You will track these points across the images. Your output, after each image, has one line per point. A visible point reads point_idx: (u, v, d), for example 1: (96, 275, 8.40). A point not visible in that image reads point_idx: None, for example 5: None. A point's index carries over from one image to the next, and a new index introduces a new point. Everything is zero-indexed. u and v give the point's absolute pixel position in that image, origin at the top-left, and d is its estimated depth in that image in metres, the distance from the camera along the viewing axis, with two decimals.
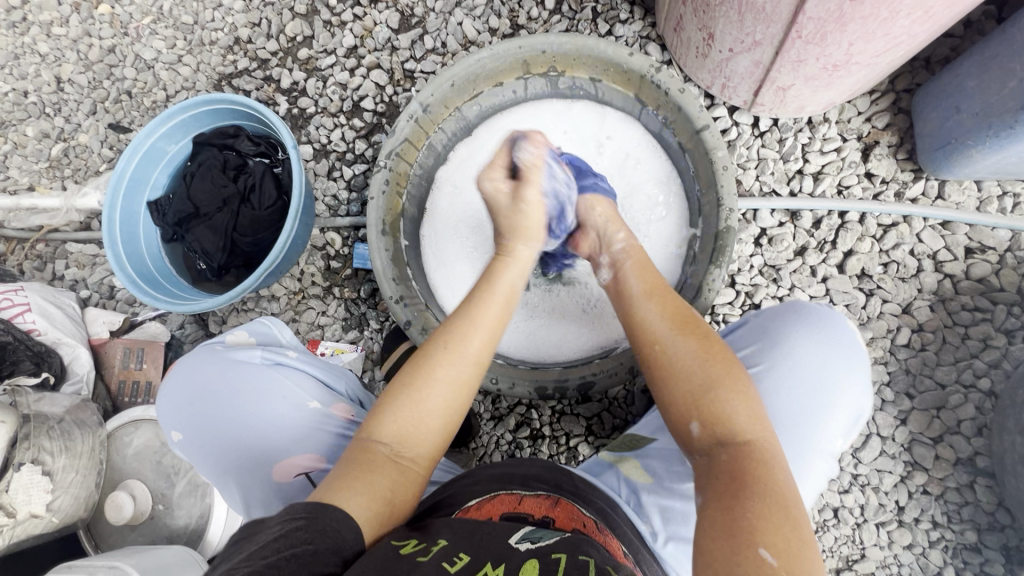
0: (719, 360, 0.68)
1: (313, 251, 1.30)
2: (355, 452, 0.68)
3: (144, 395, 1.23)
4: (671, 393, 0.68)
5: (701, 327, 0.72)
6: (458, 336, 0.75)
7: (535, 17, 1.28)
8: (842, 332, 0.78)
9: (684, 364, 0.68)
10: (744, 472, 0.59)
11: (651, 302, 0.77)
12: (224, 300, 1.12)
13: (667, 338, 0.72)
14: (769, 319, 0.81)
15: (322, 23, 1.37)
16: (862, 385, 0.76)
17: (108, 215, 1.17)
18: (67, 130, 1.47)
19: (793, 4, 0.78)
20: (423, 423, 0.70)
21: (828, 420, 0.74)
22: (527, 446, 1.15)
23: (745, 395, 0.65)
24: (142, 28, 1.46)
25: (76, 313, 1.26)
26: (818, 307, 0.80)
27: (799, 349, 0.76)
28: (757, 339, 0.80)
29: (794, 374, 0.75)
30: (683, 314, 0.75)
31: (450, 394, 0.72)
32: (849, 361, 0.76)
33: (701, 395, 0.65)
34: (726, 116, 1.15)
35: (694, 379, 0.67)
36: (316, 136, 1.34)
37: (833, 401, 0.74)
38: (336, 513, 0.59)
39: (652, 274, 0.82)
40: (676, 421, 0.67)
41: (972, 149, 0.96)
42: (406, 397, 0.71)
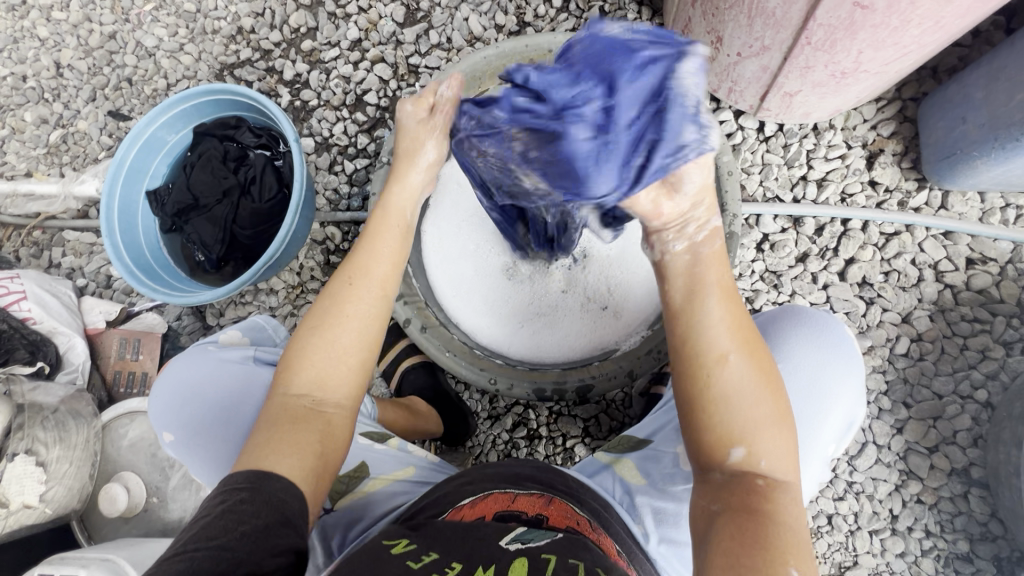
0: (762, 376, 0.64)
1: (312, 245, 1.29)
2: (275, 407, 0.66)
3: (140, 386, 1.22)
4: (717, 415, 0.63)
5: (762, 348, 0.66)
6: (361, 269, 0.73)
7: (541, 14, 1.27)
8: (837, 335, 0.77)
9: (737, 386, 0.63)
10: (766, 500, 0.59)
11: (717, 306, 0.67)
12: (223, 292, 1.11)
13: (733, 356, 0.64)
14: (768, 323, 0.79)
15: (326, 15, 1.36)
16: (857, 390, 0.76)
17: (105, 204, 1.16)
18: (66, 116, 1.45)
19: (804, 10, 0.77)
20: (343, 357, 0.68)
21: (820, 426, 0.74)
22: (523, 446, 1.15)
23: (779, 423, 0.64)
24: (143, 14, 1.45)
25: (72, 302, 1.25)
26: (815, 310, 0.79)
27: (795, 356, 0.75)
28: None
29: (790, 381, 0.74)
30: (746, 329, 0.67)
31: (361, 324, 0.70)
32: (845, 367, 0.75)
33: (748, 425, 0.62)
34: (731, 120, 1.15)
35: (751, 410, 0.62)
36: (318, 130, 1.33)
37: (825, 406, 0.74)
38: (275, 480, 0.60)
39: (724, 274, 0.69)
40: (706, 440, 0.63)
41: (977, 160, 0.96)
42: (318, 334, 0.68)
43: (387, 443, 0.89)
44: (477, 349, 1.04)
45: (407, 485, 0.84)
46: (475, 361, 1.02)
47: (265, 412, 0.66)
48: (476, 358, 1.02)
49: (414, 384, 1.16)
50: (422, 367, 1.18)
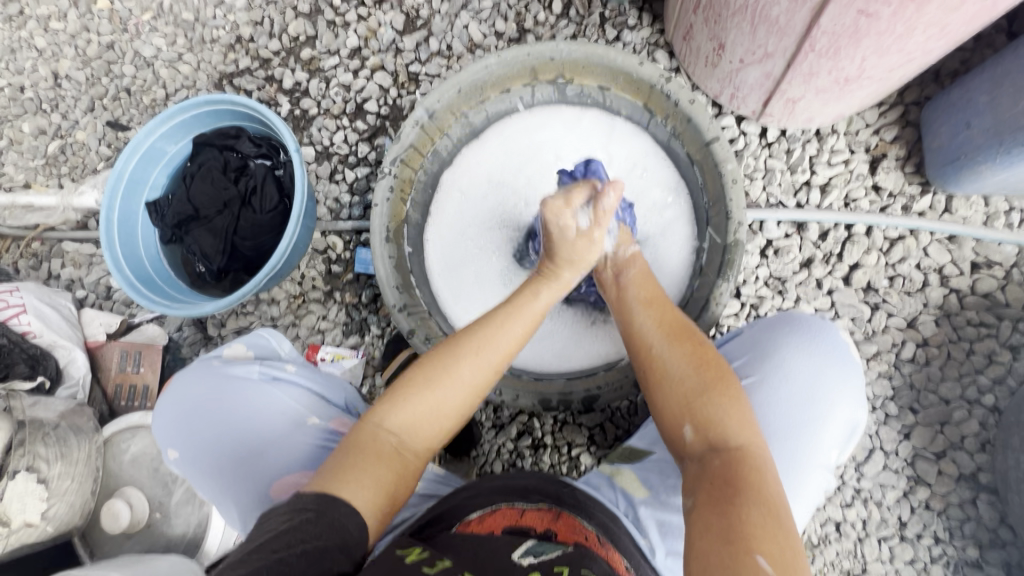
0: (710, 369, 0.69)
1: (313, 255, 1.28)
2: (363, 436, 0.69)
3: (141, 399, 1.21)
4: (665, 400, 0.70)
5: (696, 337, 0.74)
6: (494, 334, 0.76)
7: (542, 21, 1.27)
8: (830, 341, 0.77)
9: (677, 371, 0.70)
10: (733, 474, 0.59)
11: (649, 313, 0.79)
12: (224, 305, 1.10)
13: (662, 347, 0.73)
14: (760, 331, 0.81)
15: (325, 23, 1.35)
16: (856, 397, 0.75)
17: (106, 216, 1.15)
18: (65, 127, 1.44)
19: (808, 17, 0.77)
20: (436, 417, 0.71)
21: (821, 434, 0.73)
22: (528, 455, 1.14)
23: (736, 399, 0.66)
24: (142, 24, 1.44)
25: (72, 315, 1.24)
26: (808, 318, 0.80)
27: (789, 361, 0.76)
28: (748, 350, 0.80)
29: (784, 386, 0.75)
30: (679, 324, 0.76)
31: (461, 393, 0.73)
32: (842, 372, 0.75)
33: (695, 402, 0.67)
34: (734, 125, 1.15)
35: (688, 386, 0.68)
36: (319, 138, 1.32)
37: (825, 413, 0.73)
38: (342, 505, 0.60)
39: (653, 284, 0.84)
40: (669, 429, 0.68)
41: (981, 165, 0.95)
42: (430, 389, 0.72)
43: None
44: None
45: (413, 500, 0.83)
46: None
47: (353, 437, 0.69)
48: None
49: None
50: None
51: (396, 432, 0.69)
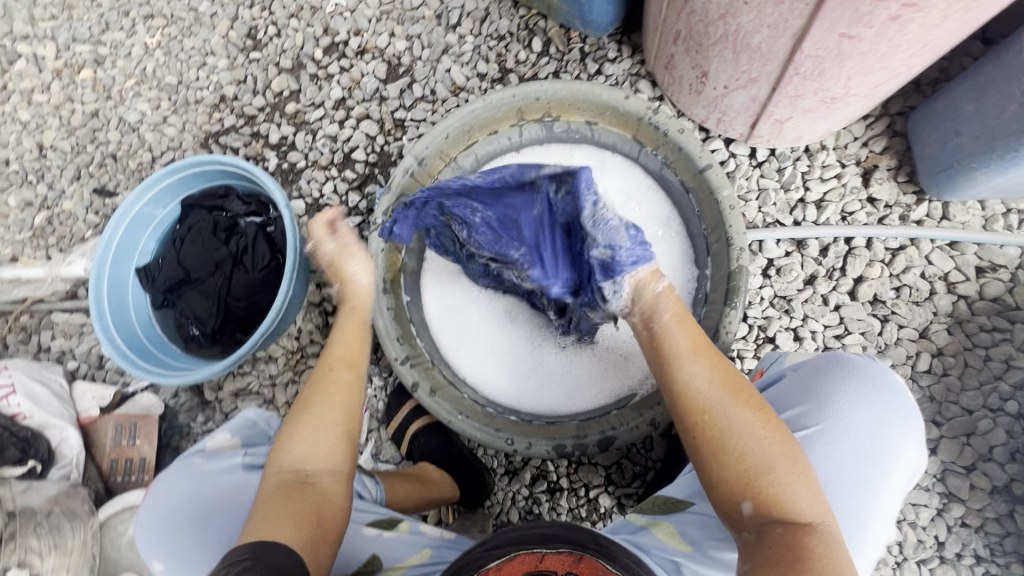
0: (774, 432, 0.64)
1: (309, 308, 1.26)
2: (271, 486, 0.71)
3: (138, 474, 1.17)
4: (720, 465, 0.64)
5: (754, 395, 0.68)
6: (336, 360, 0.85)
7: (523, 60, 1.28)
8: (889, 385, 0.70)
9: (739, 436, 0.64)
10: (807, 556, 0.56)
11: (701, 363, 0.70)
12: (220, 369, 1.07)
13: (721, 406, 0.67)
14: (810, 374, 0.72)
15: (308, 77, 1.36)
16: (919, 446, 0.68)
17: (95, 285, 1.13)
18: (51, 197, 1.43)
19: (790, 43, 0.78)
20: (326, 441, 0.75)
21: (884, 488, 0.66)
22: (545, 500, 1.10)
23: (804, 471, 0.62)
24: (125, 90, 1.45)
25: (64, 390, 1.20)
26: (862, 359, 0.72)
27: (846, 411, 0.68)
28: (799, 396, 0.71)
29: (841, 440, 0.67)
30: (733, 378, 0.69)
31: (340, 417, 0.79)
32: (904, 419, 0.68)
33: (759, 476, 0.62)
34: (722, 148, 1.15)
35: (754, 455, 0.63)
36: (308, 191, 1.31)
37: (888, 467, 0.66)
38: (278, 547, 0.61)
39: (694, 329, 0.74)
40: (723, 497, 0.64)
41: (975, 172, 0.95)
42: (312, 413, 0.78)
43: (396, 529, 0.84)
44: (489, 407, 0.99)
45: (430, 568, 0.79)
46: (489, 420, 0.95)
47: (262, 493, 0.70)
48: (489, 418, 0.95)
49: (424, 448, 1.12)
50: (433, 428, 1.13)
51: (294, 461, 0.73)
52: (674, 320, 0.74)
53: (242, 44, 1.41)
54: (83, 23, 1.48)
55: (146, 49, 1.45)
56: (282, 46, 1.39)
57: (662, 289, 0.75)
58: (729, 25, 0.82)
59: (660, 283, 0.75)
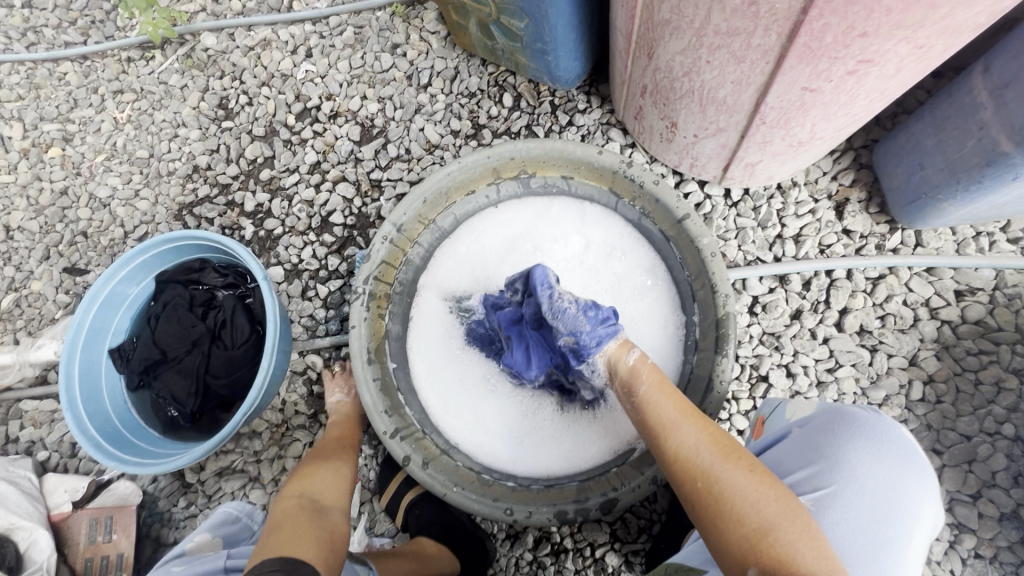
0: (772, 488, 0.63)
1: (293, 377, 1.22)
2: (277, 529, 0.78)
3: (116, 571, 1.09)
4: (723, 529, 0.62)
5: (748, 455, 0.67)
6: (327, 448, 1.00)
7: (495, 115, 1.30)
8: (899, 440, 0.67)
9: (737, 497, 0.63)
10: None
11: (690, 428, 0.71)
12: (201, 455, 1.01)
13: (717, 469, 0.66)
14: (816, 432, 0.71)
15: (282, 143, 1.36)
16: (938, 504, 0.64)
17: (65, 373, 1.08)
18: (19, 279, 1.38)
19: (754, 97, 0.79)
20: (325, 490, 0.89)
21: (908, 555, 0.61)
22: (551, 564, 1.06)
23: (808, 528, 0.60)
24: (95, 166, 1.43)
25: (34, 486, 1.13)
26: (867, 414, 0.70)
27: (858, 471, 0.65)
28: (807, 457, 0.69)
29: (854, 501, 0.64)
30: (725, 440, 0.69)
31: (335, 477, 0.93)
32: (918, 478, 0.64)
33: (761, 536, 0.60)
34: (697, 190, 1.17)
35: (755, 515, 0.61)
36: (287, 257, 1.29)
37: (909, 530, 0.62)
38: (301, 564, 0.70)
39: (677, 395, 0.76)
40: (732, 565, 0.61)
41: (943, 203, 0.97)
42: (319, 472, 0.93)
43: None
44: (485, 475, 0.95)
45: None
46: (486, 490, 0.91)
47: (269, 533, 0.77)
48: (487, 487, 0.92)
49: (421, 519, 1.07)
50: (428, 496, 1.09)
51: (305, 500, 0.86)
52: (657, 388, 0.76)
53: (213, 114, 1.41)
54: (51, 101, 1.47)
55: (116, 124, 1.44)
56: (254, 114, 1.39)
57: (634, 358, 0.80)
58: (694, 81, 0.84)
59: (630, 354, 0.80)
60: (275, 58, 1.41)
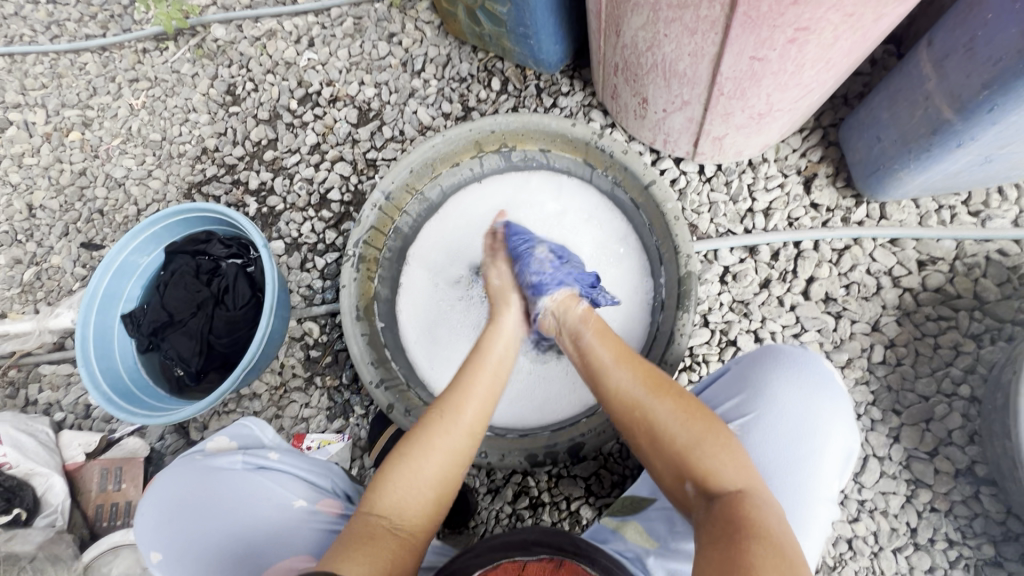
0: (698, 418, 0.71)
1: (291, 343, 1.30)
2: (358, 524, 0.68)
3: (124, 518, 1.17)
4: (657, 453, 0.71)
5: (675, 387, 0.75)
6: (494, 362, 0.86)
7: (483, 98, 1.38)
8: (818, 371, 0.80)
9: (666, 425, 0.71)
10: (739, 519, 0.60)
11: (624, 369, 0.79)
12: (203, 406, 1.09)
13: (647, 403, 0.74)
14: (748, 368, 0.83)
15: (285, 125, 1.45)
16: (849, 424, 0.78)
17: (81, 333, 1.16)
18: (40, 254, 1.48)
19: (710, 68, 0.86)
20: (422, 486, 0.72)
21: (820, 464, 0.76)
22: (528, 516, 1.11)
23: (728, 446, 0.68)
24: (112, 149, 1.53)
25: (50, 439, 1.22)
26: (793, 350, 0.83)
27: (782, 399, 0.78)
28: (741, 389, 0.82)
29: (779, 424, 0.77)
30: (654, 375, 0.77)
31: (450, 461, 0.74)
32: (832, 402, 0.78)
33: (688, 456, 0.68)
34: (673, 167, 1.23)
35: (682, 443, 0.69)
36: (287, 231, 1.37)
37: (822, 445, 0.76)
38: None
39: (614, 340, 0.85)
40: (671, 487, 0.70)
41: (899, 172, 1.03)
42: (418, 456, 0.73)
43: None
44: None
45: None
46: None
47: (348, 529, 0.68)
48: None
49: None
50: None
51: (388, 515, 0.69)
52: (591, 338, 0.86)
53: (222, 100, 1.51)
54: (72, 89, 1.57)
55: (131, 110, 1.54)
56: (259, 100, 1.48)
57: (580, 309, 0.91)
58: (656, 55, 0.91)
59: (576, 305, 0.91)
60: (280, 47, 1.50)
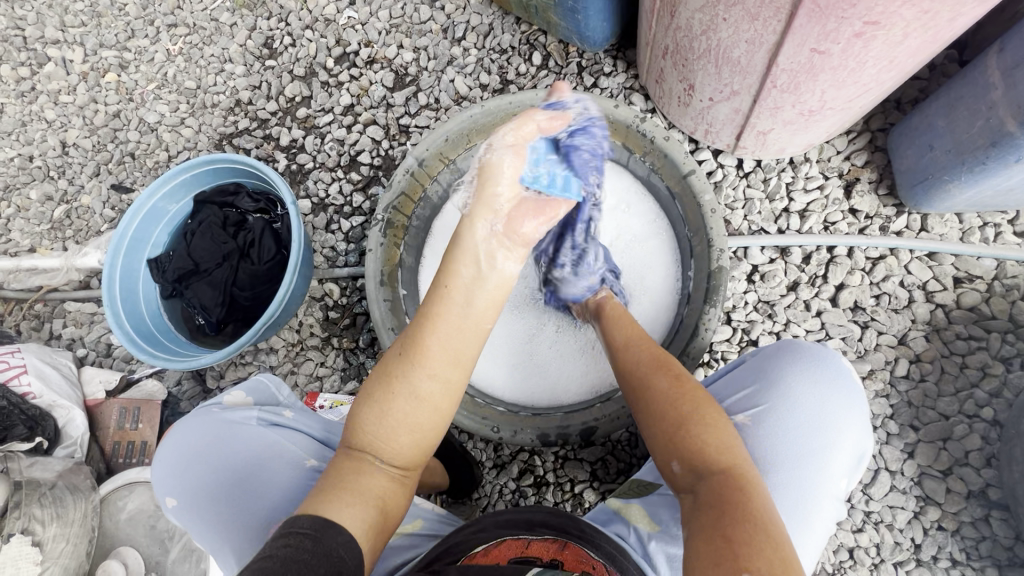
0: (687, 394, 0.72)
1: (311, 302, 1.31)
2: (341, 462, 0.69)
3: (139, 456, 1.20)
4: (649, 431, 0.72)
5: (673, 366, 0.77)
6: (463, 292, 0.75)
7: (523, 72, 1.35)
8: (835, 368, 0.79)
9: (658, 401, 0.73)
10: (723, 495, 0.61)
11: (632, 348, 0.83)
12: (225, 355, 1.11)
13: (643, 379, 0.77)
14: (763, 359, 0.83)
15: (320, 84, 1.44)
16: (860, 423, 0.78)
17: (108, 274, 1.18)
18: (71, 192, 1.49)
19: (767, 57, 0.83)
20: (402, 425, 0.70)
21: (829, 461, 0.75)
22: (531, 494, 1.12)
23: (716, 423, 0.68)
24: (146, 93, 1.52)
25: (72, 373, 1.24)
26: (810, 345, 0.82)
27: (793, 390, 0.77)
28: (755, 378, 0.81)
29: (792, 416, 0.76)
30: (659, 357, 0.79)
31: (433, 394, 0.72)
32: (845, 398, 0.77)
33: (677, 432, 0.69)
34: (711, 159, 1.20)
35: (670, 417, 0.70)
36: (315, 191, 1.37)
37: (833, 441, 0.75)
38: (337, 533, 0.61)
39: (629, 323, 0.89)
40: (662, 465, 0.70)
41: (949, 184, 1.00)
42: (377, 409, 0.71)
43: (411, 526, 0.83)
44: (480, 398, 1.03)
45: (416, 540, 0.82)
46: (477, 410, 0.99)
47: (332, 467, 0.69)
48: (477, 407, 1.00)
49: None
50: None
51: (369, 456, 0.70)
52: (611, 320, 0.91)
53: (259, 53, 1.49)
54: (111, 29, 1.56)
55: (168, 56, 1.53)
56: (296, 55, 1.47)
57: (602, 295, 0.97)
58: (711, 40, 0.88)
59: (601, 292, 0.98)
60: (320, 3, 1.48)
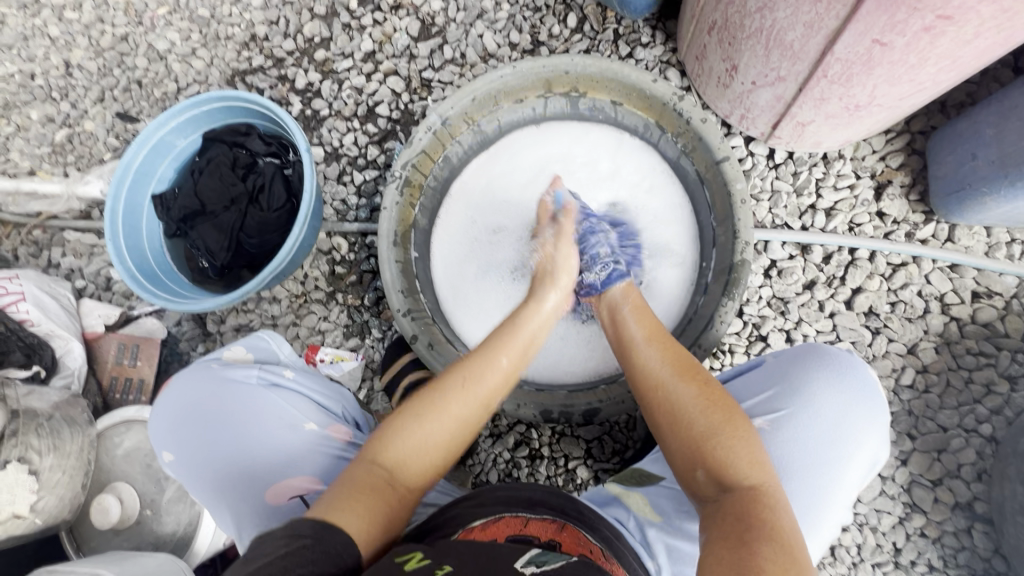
0: (720, 407, 0.70)
1: (318, 255, 1.28)
2: (361, 472, 0.68)
3: (137, 393, 1.20)
4: (673, 438, 0.71)
5: (702, 374, 0.75)
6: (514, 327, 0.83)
7: (556, 34, 1.28)
8: (860, 379, 0.79)
9: (686, 408, 0.71)
10: (751, 515, 0.60)
11: (653, 347, 0.80)
12: (225, 301, 1.08)
13: (670, 381, 0.75)
14: (788, 363, 0.82)
15: (341, 25, 1.36)
16: (879, 436, 0.77)
17: (110, 207, 1.15)
18: (73, 116, 1.43)
19: (822, 44, 0.79)
20: (427, 446, 0.71)
21: (843, 471, 0.75)
22: (525, 466, 1.13)
23: (748, 440, 0.67)
24: (156, 18, 1.44)
25: (71, 304, 1.22)
26: (837, 352, 0.81)
27: (815, 398, 0.77)
28: (777, 382, 0.80)
29: (811, 424, 0.76)
30: (683, 359, 0.77)
31: (470, 415, 0.74)
32: (866, 410, 0.76)
33: (704, 442, 0.68)
34: (742, 146, 1.16)
35: (698, 427, 0.69)
36: (329, 139, 1.32)
37: (850, 453, 0.75)
38: (339, 535, 0.59)
39: (649, 318, 0.86)
40: (682, 470, 0.70)
41: (985, 197, 0.97)
42: (416, 415, 0.72)
43: None
44: None
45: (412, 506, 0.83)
46: None
47: (351, 475, 0.67)
48: None
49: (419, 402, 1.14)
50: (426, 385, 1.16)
51: (394, 466, 0.69)
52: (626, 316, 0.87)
53: None
54: None
55: None
56: None
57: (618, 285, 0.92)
58: (765, 19, 0.83)
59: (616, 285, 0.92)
60: None
